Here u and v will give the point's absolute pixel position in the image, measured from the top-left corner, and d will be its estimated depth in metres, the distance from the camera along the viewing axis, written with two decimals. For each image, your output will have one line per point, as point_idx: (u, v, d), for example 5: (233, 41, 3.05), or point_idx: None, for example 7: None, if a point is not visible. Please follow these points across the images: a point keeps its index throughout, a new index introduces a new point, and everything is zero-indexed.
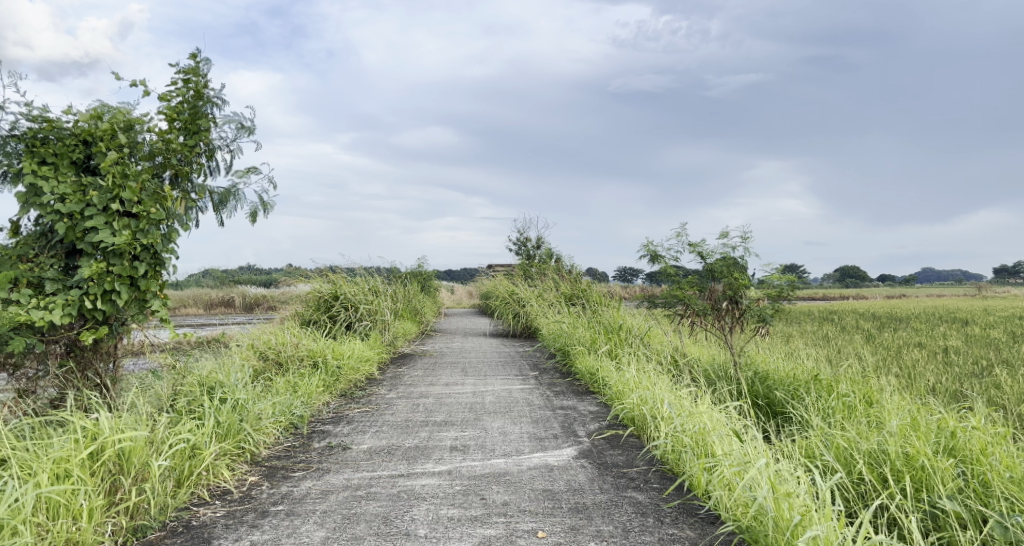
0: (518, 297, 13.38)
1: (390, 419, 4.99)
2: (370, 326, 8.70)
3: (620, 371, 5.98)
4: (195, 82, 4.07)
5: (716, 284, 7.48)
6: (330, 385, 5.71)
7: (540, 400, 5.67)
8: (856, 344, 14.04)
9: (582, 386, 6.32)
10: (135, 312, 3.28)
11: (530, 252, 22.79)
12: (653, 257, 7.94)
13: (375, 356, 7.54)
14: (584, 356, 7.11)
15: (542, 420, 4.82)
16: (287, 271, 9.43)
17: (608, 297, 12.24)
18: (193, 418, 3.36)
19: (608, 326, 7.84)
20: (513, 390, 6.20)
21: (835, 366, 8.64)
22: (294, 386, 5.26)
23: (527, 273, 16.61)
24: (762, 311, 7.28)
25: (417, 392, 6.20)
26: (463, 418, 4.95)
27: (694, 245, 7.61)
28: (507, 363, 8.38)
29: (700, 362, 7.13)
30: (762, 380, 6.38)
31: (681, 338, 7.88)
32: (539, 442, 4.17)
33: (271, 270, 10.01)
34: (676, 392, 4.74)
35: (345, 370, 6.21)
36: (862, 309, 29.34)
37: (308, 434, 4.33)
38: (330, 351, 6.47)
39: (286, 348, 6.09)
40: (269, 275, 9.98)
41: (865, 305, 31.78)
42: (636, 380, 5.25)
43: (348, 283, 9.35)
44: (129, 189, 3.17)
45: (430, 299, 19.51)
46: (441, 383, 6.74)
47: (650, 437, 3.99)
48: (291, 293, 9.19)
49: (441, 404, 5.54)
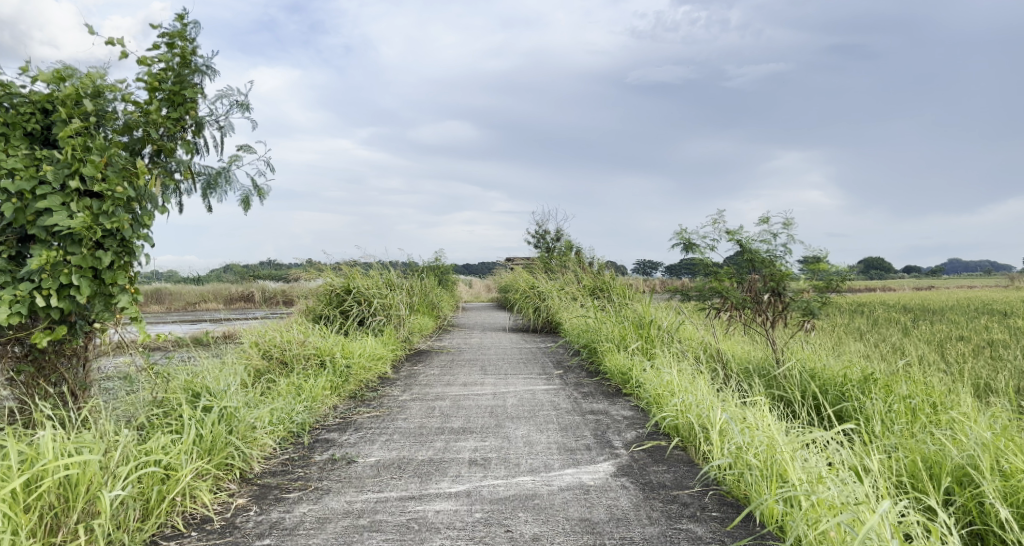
0: (538, 291, 12.85)
1: (402, 425, 4.51)
2: (384, 322, 8.25)
3: (656, 371, 5.44)
4: (180, 47, 3.60)
5: (756, 275, 6.94)
6: (338, 386, 5.25)
7: (568, 403, 5.15)
8: (895, 338, 13.30)
9: (612, 386, 5.80)
10: (100, 309, 2.82)
11: (550, 244, 22.24)
12: (687, 246, 7.44)
13: (389, 354, 7.08)
14: (613, 354, 6.57)
15: (572, 428, 4.30)
16: (298, 264, 9.00)
17: (633, 289, 11.67)
18: (172, 432, 2.90)
19: (637, 320, 7.29)
20: (537, 391, 5.67)
21: (883, 362, 8.01)
22: (298, 387, 4.81)
23: (548, 265, 16.07)
24: (808, 304, 6.72)
25: (433, 393, 5.71)
26: (482, 424, 4.45)
27: (732, 233, 7.15)
28: (529, 360, 7.87)
29: (740, 359, 6.56)
30: (811, 380, 5.81)
31: (717, 332, 7.32)
32: (570, 455, 3.66)
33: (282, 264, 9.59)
34: (723, 397, 4.20)
35: (355, 370, 5.75)
36: (892, 300, 28.37)
37: (310, 445, 3.87)
38: (340, 348, 6.03)
39: (291, 346, 5.64)
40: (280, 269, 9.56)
41: (896, 297, 30.74)
42: (674, 381, 4.69)
43: (361, 276, 8.90)
44: (90, 163, 2.69)
45: (447, 293, 19.07)
46: (458, 383, 6.25)
47: (700, 451, 3.46)
48: (302, 287, 8.77)
49: (458, 407, 5.04)
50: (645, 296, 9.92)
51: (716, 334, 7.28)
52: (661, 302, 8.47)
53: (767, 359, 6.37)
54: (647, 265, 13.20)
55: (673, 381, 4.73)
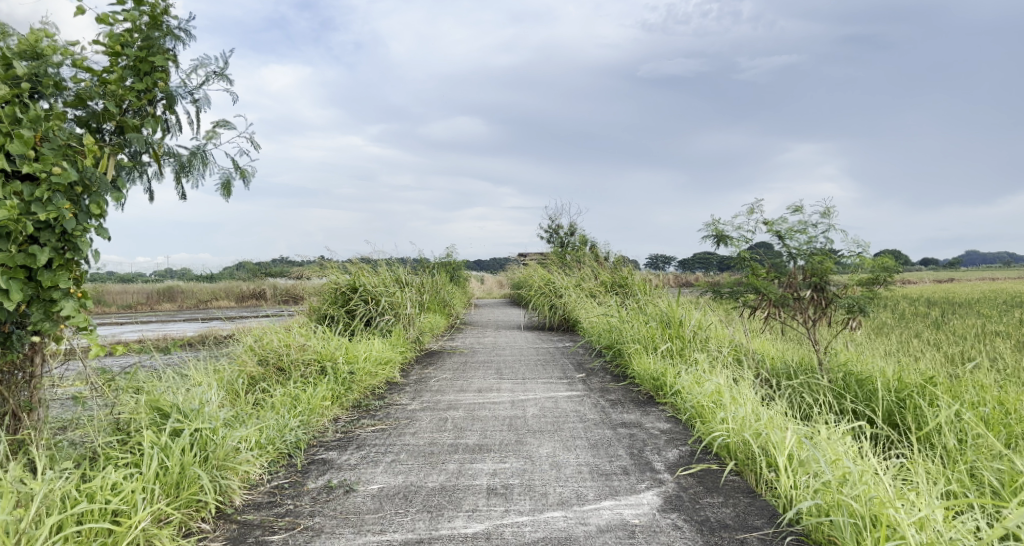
0: (554, 287, 12.29)
1: (410, 441, 3.98)
2: (392, 322, 7.74)
3: (694, 379, 4.88)
4: (148, 4, 3.05)
5: (797, 268, 6.35)
6: (339, 397, 4.75)
7: (595, 414, 4.60)
8: (931, 333, 12.61)
9: (642, 393, 5.25)
10: (41, 319, 2.32)
11: (564, 239, 21.67)
12: (719, 239, 6.88)
13: (397, 357, 6.56)
14: (641, 357, 6.00)
15: (604, 445, 3.76)
16: (301, 261, 8.50)
17: (654, 285, 11.10)
18: (128, 466, 2.39)
19: (666, 319, 6.73)
20: (559, 399, 5.13)
21: (933, 360, 7.38)
22: (293, 399, 4.31)
23: (563, 260, 15.49)
24: (856, 301, 6.10)
25: (445, 402, 5.19)
26: (501, 441, 3.91)
27: (770, 225, 6.63)
28: (548, 362, 7.34)
29: (780, 364, 5.99)
30: (863, 385, 5.23)
31: (752, 332, 6.73)
32: (605, 482, 3.12)
33: (285, 260, 9.08)
34: (777, 410, 3.64)
35: (359, 375, 5.25)
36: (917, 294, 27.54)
37: (305, 468, 3.36)
38: (344, 352, 5.52)
39: (290, 351, 5.15)
40: (283, 266, 9.06)
41: (921, 290, 29.82)
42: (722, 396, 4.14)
43: (368, 273, 8.37)
44: (20, 140, 2.22)
45: (459, 289, 18.53)
46: (472, 389, 5.72)
47: (761, 479, 2.92)
48: (306, 285, 8.27)
49: (473, 419, 4.52)
50: (668, 292, 9.33)
51: (750, 335, 6.71)
52: (688, 300, 7.89)
53: (810, 364, 5.80)
54: (666, 259, 12.59)
55: (720, 394, 4.16)
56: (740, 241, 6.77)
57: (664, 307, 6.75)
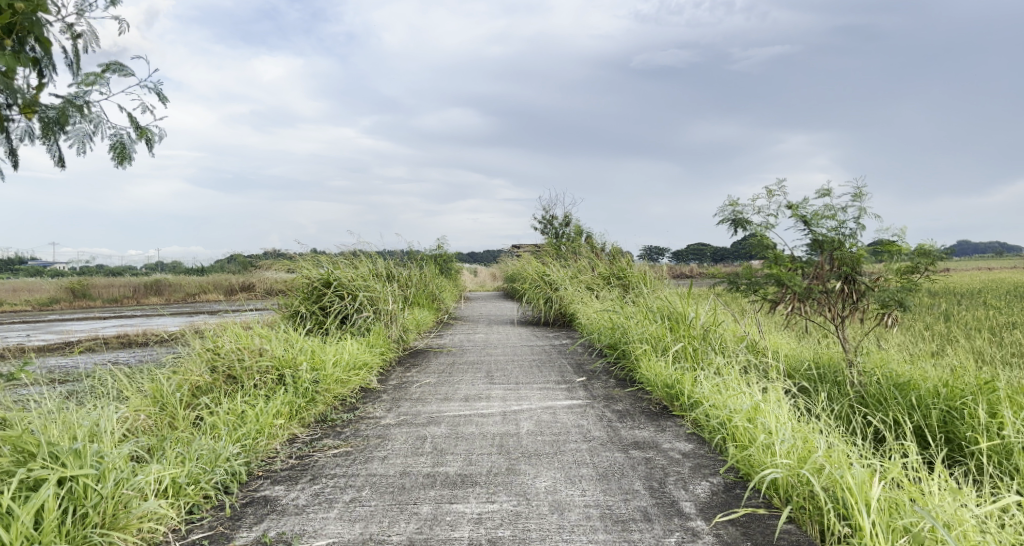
0: (549, 280, 11.57)
1: (379, 469, 3.25)
2: (372, 319, 7.00)
3: (716, 388, 4.16)
4: None
5: (823, 259, 5.67)
6: (297, 413, 4.01)
7: (602, 431, 3.89)
8: (945, 327, 12.03)
9: (653, 402, 4.54)
10: None
11: (559, 230, 21.02)
12: (738, 223, 6.28)
13: (375, 360, 5.82)
14: (650, 359, 5.28)
15: (617, 476, 3.05)
16: (271, 252, 7.71)
17: (655, 279, 10.48)
18: None
19: (676, 316, 6.02)
20: (559, 411, 4.41)
21: (970, 357, 6.70)
22: (238, 415, 3.57)
23: (558, 251, 14.79)
24: (893, 294, 5.35)
25: (425, 414, 4.46)
26: (489, 470, 3.19)
27: (795, 209, 5.94)
28: (545, 363, 6.62)
29: (806, 368, 5.30)
30: (906, 394, 4.54)
31: (772, 330, 6.03)
32: (623, 534, 2.41)
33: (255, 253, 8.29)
34: (831, 434, 2.95)
35: (325, 383, 4.51)
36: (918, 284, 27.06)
37: (239, 512, 2.62)
38: (310, 356, 4.78)
39: (244, 356, 4.39)
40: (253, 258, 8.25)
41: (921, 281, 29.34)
42: (759, 414, 3.41)
43: (345, 267, 7.61)
44: None
45: (450, 282, 17.74)
46: (458, 398, 5.00)
47: (833, 536, 2.22)
48: (276, 279, 7.49)
49: (458, 439, 3.79)
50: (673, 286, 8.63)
51: (769, 334, 6.00)
52: (698, 294, 7.18)
53: (841, 370, 5.11)
54: (659, 251, 11.85)
55: (756, 412, 3.44)
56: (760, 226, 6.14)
57: (673, 302, 6.04)
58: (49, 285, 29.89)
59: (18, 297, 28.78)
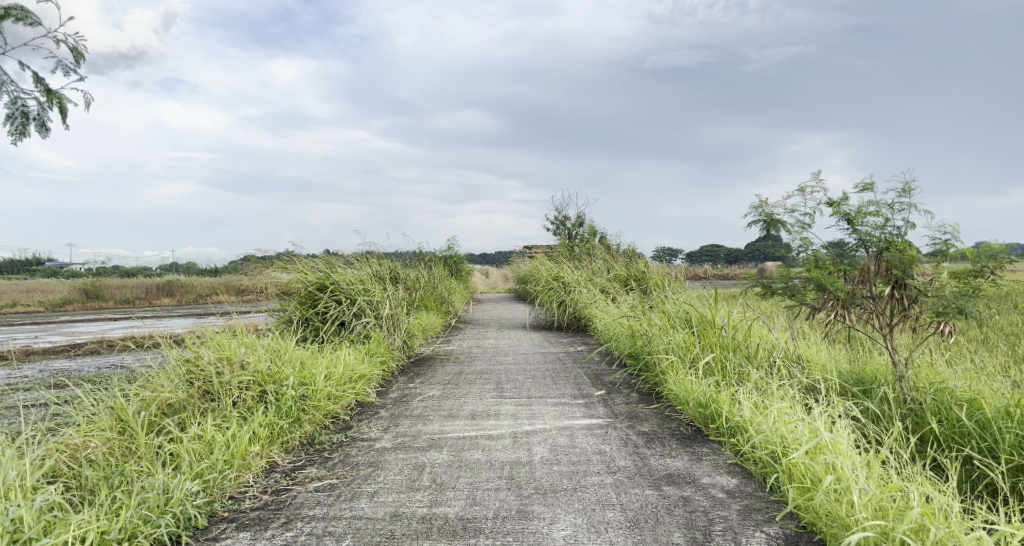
0: (562, 282, 11.06)
1: (367, 510, 2.75)
2: (372, 326, 6.53)
3: (758, 414, 3.63)
4: None
5: (870, 261, 5.09)
6: (279, 435, 3.51)
7: (628, 460, 3.36)
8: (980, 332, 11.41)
9: (684, 423, 4.00)
10: None
11: (571, 230, 20.53)
12: (770, 223, 5.70)
13: (374, 371, 5.34)
14: (677, 373, 4.74)
15: (649, 524, 2.53)
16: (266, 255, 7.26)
17: (673, 281, 9.97)
18: None
19: (703, 323, 5.48)
20: (577, 435, 3.89)
21: None
22: (206, 440, 3.08)
23: (571, 252, 14.30)
24: (951, 300, 4.74)
25: (425, 437, 3.95)
26: (496, 513, 2.68)
27: (836, 205, 5.38)
28: (558, 374, 6.11)
29: (852, 384, 4.75)
30: (973, 416, 3.98)
31: (810, 339, 5.47)
32: None
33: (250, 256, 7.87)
34: (915, 482, 2.41)
35: (313, 399, 4.01)
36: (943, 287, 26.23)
37: None
38: (298, 369, 4.28)
39: (222, 369, 3.89)
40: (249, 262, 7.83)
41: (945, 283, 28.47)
42: (819, 450, 2.86)
43: (344, 270, 7.16)
44: None
45: (461, 284, 17.24)
46: (463, 415, 4.48)
47: None
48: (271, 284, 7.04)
49: (461, 469, 3.28)
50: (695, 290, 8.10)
51: (808, 344, 5.44)
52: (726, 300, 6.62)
53: (893, 386, 4.55)
54: (674, 252, 11.29)
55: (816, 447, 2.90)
56: (795, 228, 5.55)
57: (700, 307, 5.50)
58: (62, 287, 29.81)
59: (30, 299, 28.71)
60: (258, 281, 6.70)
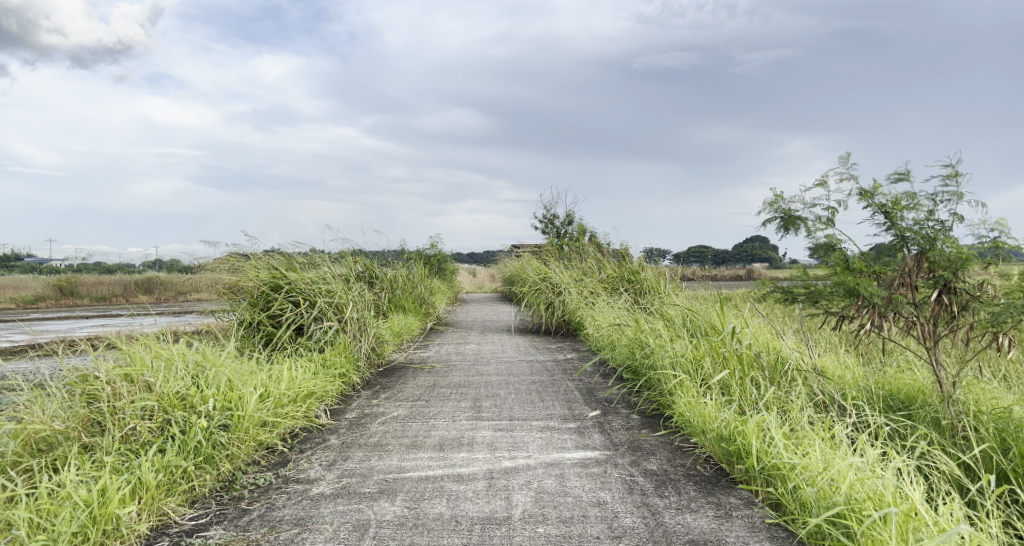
0: (551, 283, 10.15)
1: None
2: (333, 331, 5.72)
3: (802, 455, 2.87)
4: None
5: (910, 260, 4.35)
6: (180, 482, 2.67)
7: (637, 518, 2.56)
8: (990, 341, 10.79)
9: (701, 461, 3.23)
10: None
11: (561, 228, 19.81)
12: (788, 220, 4.86)
13: (327, 390, 4.53)
14: (687, 394, 3.97)
15: None
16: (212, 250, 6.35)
17: (669, 283, 9.23)
18: None
19: (712, 329, 4.72)
20: (569, 478, 3.09)
21: None
22: (62, 502, 2.27)
23: (560, 250, 13.54)
24: (1010, 308, 3.97)
25: (378, 477, 3.15)
26: None
27: (868, 195, 4.59)
28: (545, 389, 5.33)
29: (891, 408, 4.03)
30: None
31: (835, 353, 4.73)
32: None
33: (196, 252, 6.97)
34: None
35: (236, 427, 3.17)
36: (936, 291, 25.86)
37: None
38: (222, 388, 3.43)
39: (117, 391, 3.00)
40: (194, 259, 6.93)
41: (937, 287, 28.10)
42: (911, 530, 2.20)
43: (302, 268, 6.31)
44: None
45: (444, 284, 16.40)
46: (429, 445, 3.67)
47: None
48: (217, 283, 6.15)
49: (415, 532, 2.47)
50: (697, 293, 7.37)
51: (831, 357, 4.71)
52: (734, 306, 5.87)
53: (942, 409, 3.82)
54: (665, 253, 10.61)
55: (906, 522, 2.23)
56: (819, 223, 4.78)
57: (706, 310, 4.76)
58: (31, 283, 28.55)
59: None
60: (202, 280, 5.82)
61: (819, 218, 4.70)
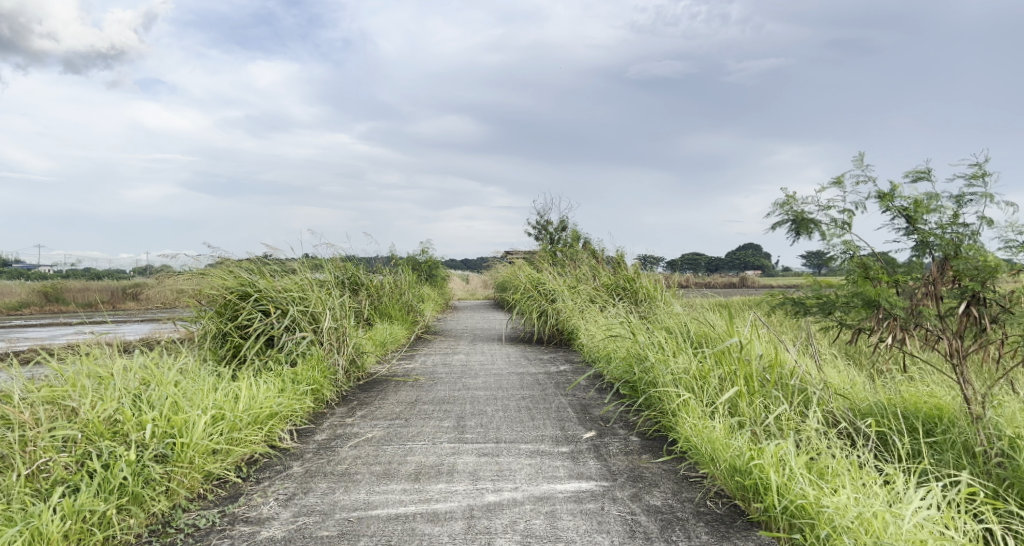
0: (544, 289, 9.69)
1: None
2: (306, 342, 5.33)
3: (831, 495, 2.48)
4: None
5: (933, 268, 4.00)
6: (96, 530, 2.25)
7: None
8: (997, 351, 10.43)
9: (711, 497, 2.84)
10: None
11: (555, 235, 19.46)
12: (800, 224, 4.50)
13: (294, 408, 4.12)
14: (692, 416, 3.58)
15: None
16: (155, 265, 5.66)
17: (667, 291, 8.84)
18: None
19: (717, 343, 4.35)
20: (561, 516, 2.68)
21: None
22: None
23: (553, 256, 13.16)
24: None
25: (340, 515, 2.73)
26: None
27: (887, 197, 4.25)
28: (535, 406, 4.94)
29: (914, 430, 3.65)
30: None
31: (851, 370, 4.36)
32: None
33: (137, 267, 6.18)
34: None
35: (177, 457, 2.74)
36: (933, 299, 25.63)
37: None
38: (165, 410, 3.00)
39: (33, 418, 2.56)
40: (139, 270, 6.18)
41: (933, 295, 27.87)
42: None
43: (272, 275, 5.90)
44: None
45: (434, 290, 15.98)
46: (404, 474, 3.26)
47: None
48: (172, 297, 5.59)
49: None
50: (696, 302, 6.98)
51: (846, 380, 4.34)
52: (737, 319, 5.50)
53: (973, 432, 3.45)
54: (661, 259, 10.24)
55: None
56: (834, 227, 4.43)
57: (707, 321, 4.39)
58: (13, 288, 27.88)
59: None
60: (164, 288, 5.37)
61: (834, 222, 4.35)
